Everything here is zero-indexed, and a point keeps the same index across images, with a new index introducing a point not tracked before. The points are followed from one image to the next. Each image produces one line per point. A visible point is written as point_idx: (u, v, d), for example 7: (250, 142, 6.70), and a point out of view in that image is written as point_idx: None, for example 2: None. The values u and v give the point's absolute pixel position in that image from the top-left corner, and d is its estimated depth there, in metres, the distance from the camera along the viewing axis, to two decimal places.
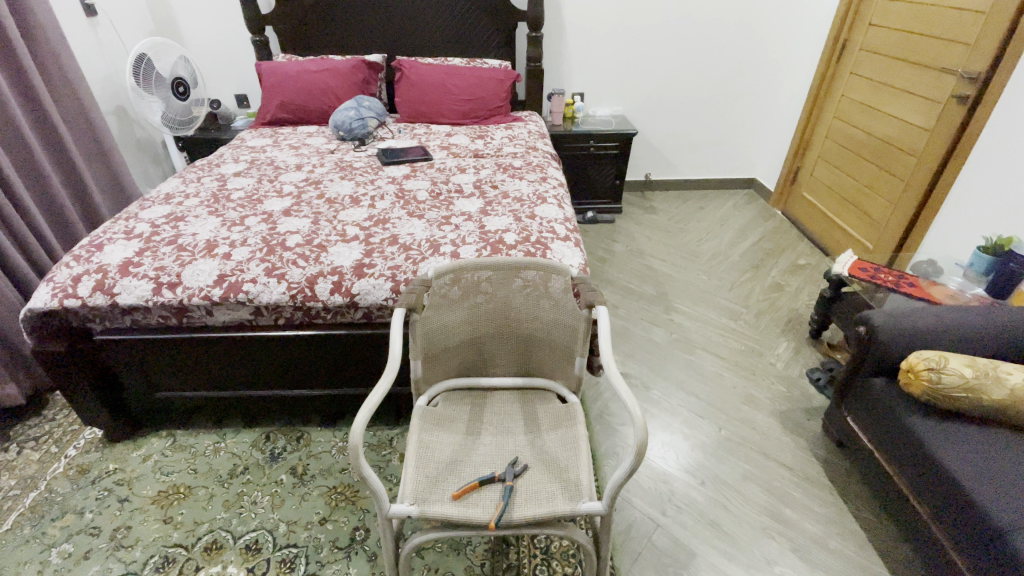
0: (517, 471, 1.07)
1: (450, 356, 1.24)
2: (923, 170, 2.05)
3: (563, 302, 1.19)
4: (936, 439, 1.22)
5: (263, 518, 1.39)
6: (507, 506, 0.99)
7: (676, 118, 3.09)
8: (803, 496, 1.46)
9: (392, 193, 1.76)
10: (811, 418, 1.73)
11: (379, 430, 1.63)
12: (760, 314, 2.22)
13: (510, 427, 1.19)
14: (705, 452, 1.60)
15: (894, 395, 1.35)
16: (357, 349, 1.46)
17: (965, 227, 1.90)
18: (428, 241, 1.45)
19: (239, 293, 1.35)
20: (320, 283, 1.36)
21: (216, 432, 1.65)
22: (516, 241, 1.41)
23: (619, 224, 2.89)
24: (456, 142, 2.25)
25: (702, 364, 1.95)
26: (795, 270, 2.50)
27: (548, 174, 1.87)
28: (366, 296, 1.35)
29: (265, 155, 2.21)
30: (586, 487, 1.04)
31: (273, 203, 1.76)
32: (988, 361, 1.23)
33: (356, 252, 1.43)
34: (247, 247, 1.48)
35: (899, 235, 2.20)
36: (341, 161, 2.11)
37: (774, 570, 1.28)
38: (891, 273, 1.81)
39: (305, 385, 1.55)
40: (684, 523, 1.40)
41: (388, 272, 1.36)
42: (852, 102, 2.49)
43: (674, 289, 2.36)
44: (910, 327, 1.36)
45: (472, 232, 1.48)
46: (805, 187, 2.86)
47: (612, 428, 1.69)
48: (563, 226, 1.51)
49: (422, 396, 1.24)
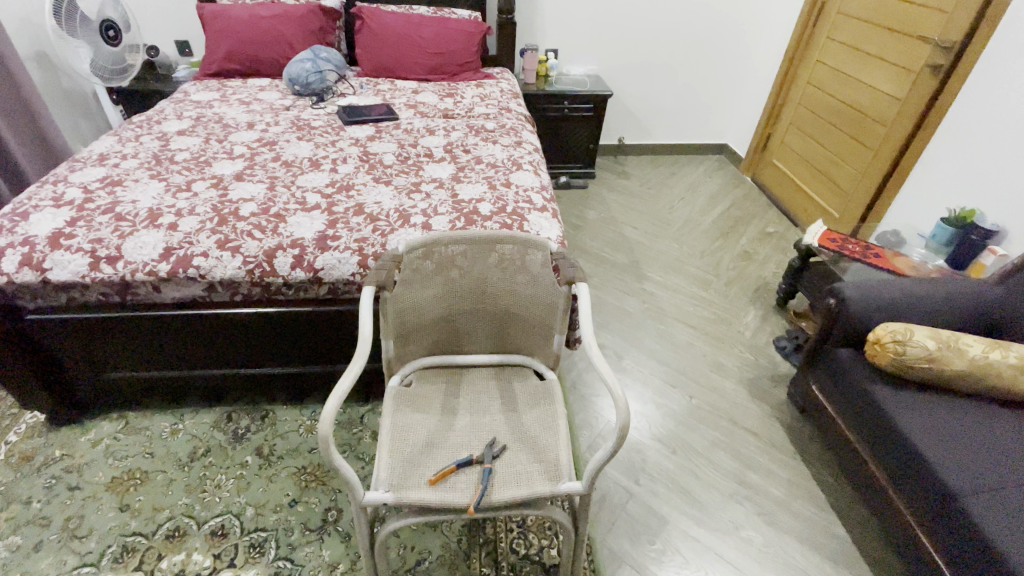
0: (495, 454, 1.04)
1: (423, 334, 1.18)
2: (892, 141, 2.07)
3: (541, 278, 1.14)
4: (897, 407, 1.27)
5: (229, 502, 1.34)
6: (485, 489, 0.97)
7: (651, 79, 3.01)
8: (767, 461, 1.51)
9: (355, 156, 1.63)
10: (777, 385, 1.78)
11: (349, 407, 1.57)
12: (730, 282, 2.24)
13: (487, 407, 1.15)
14: (675, 420, 1.63)
15: (859, 365, 1.39)
16: (324, 326, 1.38)
17: (928, 198, 1.94)
18: (397, 211, 1.35)
19: (189, 268, 1.24)
20: (279, 257, 1.25)
21: (173, 414, 1.56)
22: (491, 212, 1.33)
23: (593, 190, 2.83)
24: (424, 101, 2.11)
25: (673, 333, 1.96)
26: (764, 238, 2.53)
27: (523, 138, 1.78)
28: (331, 272, 1.26)
29: (212, 112, 2.02)
30: (566, 467, 1.02)
31: (223, 165, 1.62)
32: (950, 333, 1.27)
33: (319, 222, 1.32)
34: (196, 217, 1.35)
35: (865, 204, 2.23)
36: (298, 118, 1.95)
37: (741, 533, 1.33)
38: (859, 244, 1.83)
39: (268, 363, 1.47)
40: (657, 492, 1.42)
41: (354, 245, 1.26)
42: (826, 68, 2.47)
43: (646, 257, 2.35)
44: (878, 298, 1.39)
45: (445, 201, 1.38)
46: (775, 154, 2.86)
47: (586, 398, 1.69)
48: (540, 196, 1.43)
49: (394, 376, 1.19)
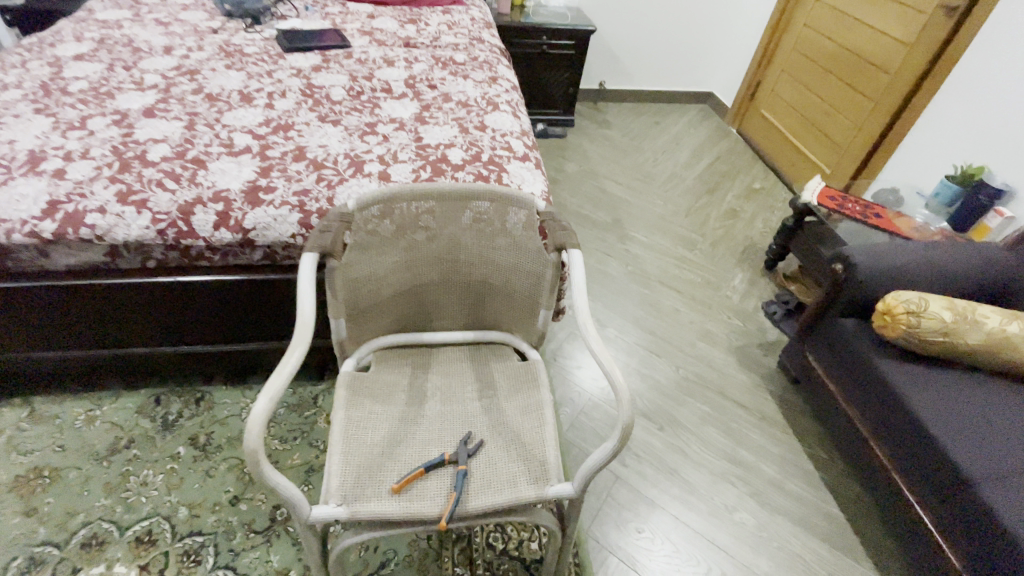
0: (472, 453, 0.88)
1: (383, 310, 0.98)
2: (895, 92, 1.93)
3: (524, 242, 0.96)
4: (905, 384, 1.17)
5: (157, 502, 1.14)
6: (459, 498, 0.81)
7: (637, 16, 2.73)
8: (758, 437, 1.42)
9: (296, 89, 1.35)
10: (766, 353, 1.68)
11: (299, 388, 1.38)
12: (716, 243, 2.10)
13: (460, 394, 0.98)
14: (662, 394, 1.51)
15: (864, 336, 1.28)
16: (262, 297, 1.16)
17: (930, 153, 1.82)
18: (347, 156, 1.11)
19: (81, 227, 0.99)
20: (199, 214, 1.01)
21: (90, 398, 1.33)
22: (463, 160, 1.11)
23: (571, 140, 2.60)
24: (381, 27, 1.80)
25: (659, 299, 1.82)
26: (751, 195, 2.39)
27: (498, 73, 1.53)
28: (264, 233, 1.02)
29: (120, 33, 1.66)
30: (553, 466, 0.87)
31: (130, 98, 1.31)
32: (966, 303, 1.17)
33: (249, 169, 1.08)
34: (90, 161, 1.08)
35: (859, 160, 2.11)
36: (227, 43, 1.62)
37: (734, 517, 1.24)
38: (858, 203, 1.70)
39: (199, 340, 1.24)
40: (644, 473, 1.31)
41: (293, 198, 1.02)
42: (826, 8, 2.27)
43: (629, 215, 2.17)
44: (888, 264, 1.27)
45: (406, 145, 1.15)
46: (764, 104, 2.68)
47: (566, 372, 1.55)
48: (520, 141, 1.22)
49: (348, 359, 0.99)
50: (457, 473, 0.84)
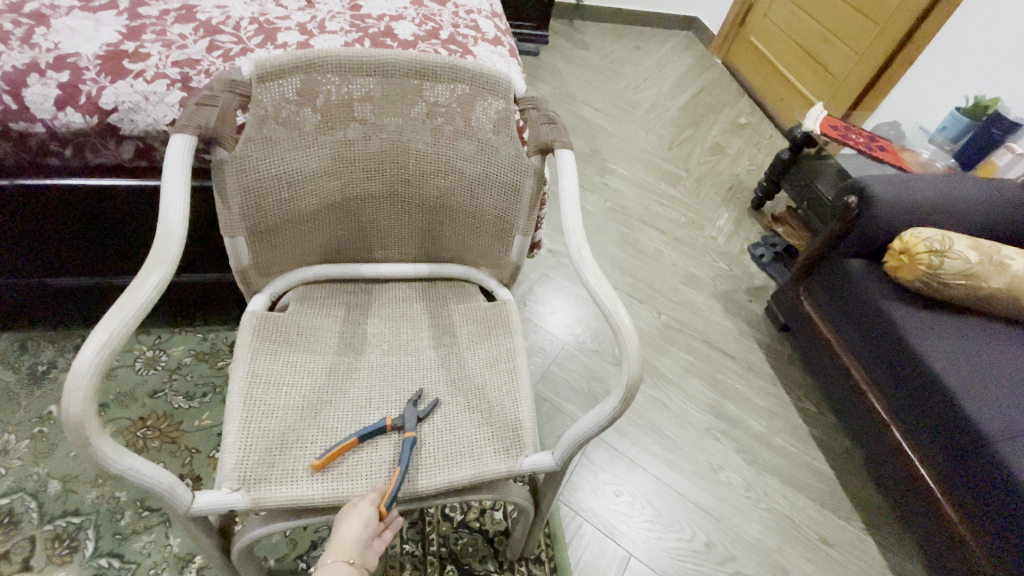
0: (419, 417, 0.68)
1: (303, 232, 0.74)
2: (905, 13, 1.74)
3: (494, 144, 0.72)
4: (918, 331, 1.04)
5: (20, 475, 0.89)
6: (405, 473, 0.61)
7: None
8: (745, 389, 1.30)
9: None
10: (753, 300, 1.54)
11: (214, 333, 1.12)
12: (701, 179, 1.91)
13: (409, 342, 0.76)
14: (643, 342, 1.35)
15: (873, 279, 1.14)
16: (144, 214, 0.88)
17: (941, 83, 1.68)
18: (254, 22, 0.82)
19: None
20: (33, 85, 0.71)
21: None
22: (414, 36, 0.84)
23: (545, 59, 2.30)
24: None
25: (639, 238, 1.64)
26: (737, 130, 2.20)
27: None
28: (129, 117, 0.74)
29: None
30: (529, 432, 0.69)
31: None
32: (990, 243, 1.03)
33: (111, 29, 0.77)
34: None
35: (858, 92, 1.94)
36: None
37: (720, 476, 1.12)
38: (862, 135, 1.53)
39: (69, 270, 0.95)
40: (623, 430, 1.16)
41: (172, 71, 0.74)
42: None
43: (609, 145, 1.94)
44: (907, 196, 1.11)
45: (337, 13, 0.86)
46: (753, 30, 2.44)
47: (537, 317, 1.36)
48: (490, 22, 0.95)
49: (258, 295, 0.75)
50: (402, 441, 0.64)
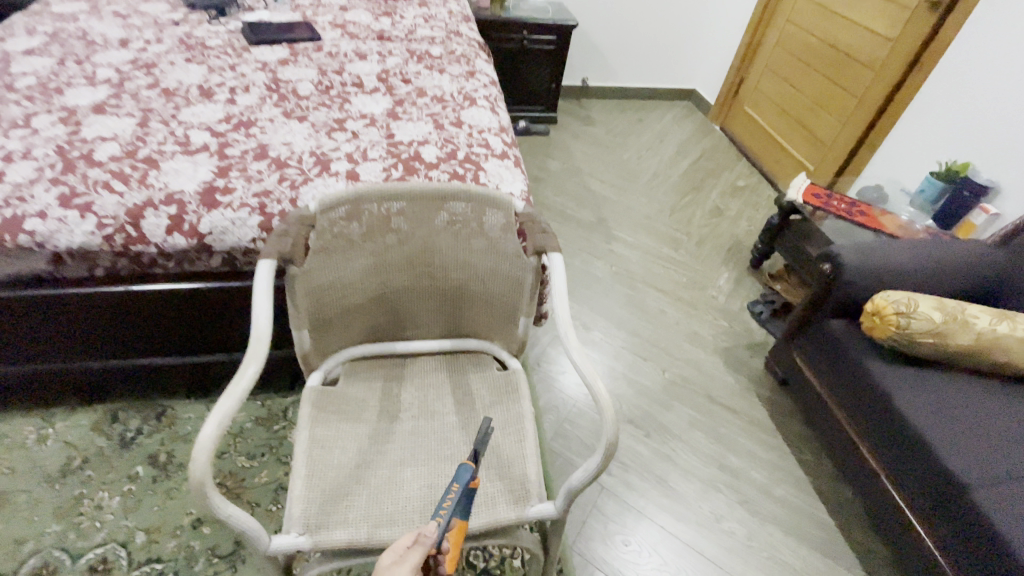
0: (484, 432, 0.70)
1: (351, 320, 0.92)
2: (879, 87, 1.92)
3: (502, 245, 0.90)
4: (896, 387, 1.14)
5: (113, 527, 1.06)
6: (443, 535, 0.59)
7: (618, 12, 2.68)
8: (748, 442, 1.39)
9: (261, 84, 1.28)
10: (754, 355, 1.65)
11: (268, 400, 1.30)
12: (702, 241, 2.07)
13: (435, 408, 0.92)
14: (649, 399, 1.47)
15: (854, 338, 1.25)
16: (223, 307, 1.09)
17: (917, 149, 1.82)
18: (313, 155, 1.05)
19: (20, 234, 0.90)
20: (149, 217, 0.94)
21: (40, 415, 1.23)
22: (437, 158, 1.05)
23: (554, 137, 2.54)
24: (354, 20, 1.71)
25: (644, 299, 1.78)
26: (735, 192, 2.37)
27: (476, 68, 1.47)
28: (220, 238, 0.95)
29: (73, 25, 1.56)
30: (535, 485, 0.82)
31: (79, 94, 1.21)
32: (955, 303, 1.14)
33: (206, 169, 1.00)
34: (32, 162, 0.99)
35: (844, 157, 2.09)
36: (189, 37, 1.53)
37: (723, 526, 1.21)
38: (844, 201, 1.67)
39: (158, 352, 1.16)
40: (631, 483, 1.27)
41: (253, 200, 0.96)
42: (809, 3, 2.25)
43: (614, 214, 2.13)
44: (877, 263, 1.24)
45: (376, 142, 1.09)
46: (747, 100, 2.65)
47: (551, 378, 1.50)
48: (499, 138, 1.16)
49: (313, 373, 0.92)
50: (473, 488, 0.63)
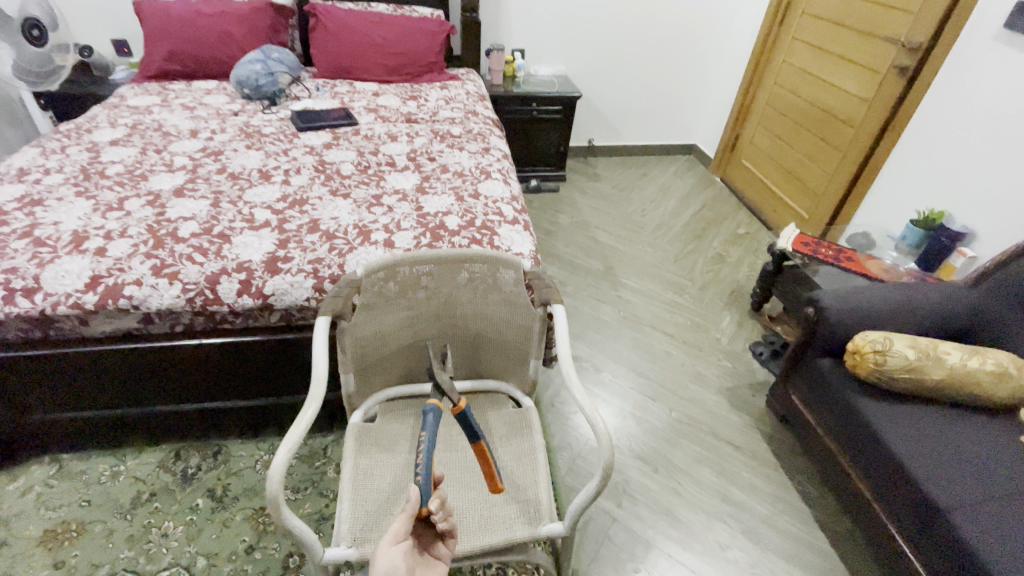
0: (432, 372, 0.85)
1: (388, 365, 1.09)
2: (860, 143, 2.09)
3: (514, 297, 1.06)
4: (880, 420, 1.24)
5: (177, 553, 1.20)
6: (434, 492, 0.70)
7: (620, 80, 2.95)
8: (751, 476, 1.48)
9: (310, 167, 1.51)
10: (756, 394, 1.75)
11: (310, 439, 1.46)
12: (705, 287, 2.21)
13: (459, 441, 1.06)
14: (656, 436, 1.58)
15: (841, 376, 1.36)
16: (277, 355, 1.27)
17: (899, 198, 1.96)
18: (356, 227, 1.25)
19: (119, 299, 1.10)
20: (224, 283, 1.13)
21: (114, 454, 1.40)
22: (459, 226, 1.25)
23: (564, 193, 2.76)
24: (385, 104, 1.98)
25: (651, 342, 1.92)
26: (736, 240, 2.52)
27: (491, 144, 1.69)
28: (281, 298, 1.15)
29: (150, 117, 1.84)
30: (546, 507, 0.95)
31: (162, 179, 1.45)
32: (927, 342, 1.26)
33: (269, 242, 1.21)
34: (128, 239, 1.20)
35: (835, 205, 2.25)
36: (247, 125, 1.80)
37: (728, 555, 1.29)
38: (831, 248, 1.83)
39: (221, 396, 1.34)
40: (640, 515, 1.37)
41: (308, 266, 1.15)
42: (793, 68, 2.47)
43: (621, 263, 2.29)
44: (856, 306, 1.37)
45: (408, 215, 1.29)
46: (744, 154, 2.85)
47: (564, 417, 1.62)
48: (511, 207, 1.36)
49: (356, 411, 1.09)
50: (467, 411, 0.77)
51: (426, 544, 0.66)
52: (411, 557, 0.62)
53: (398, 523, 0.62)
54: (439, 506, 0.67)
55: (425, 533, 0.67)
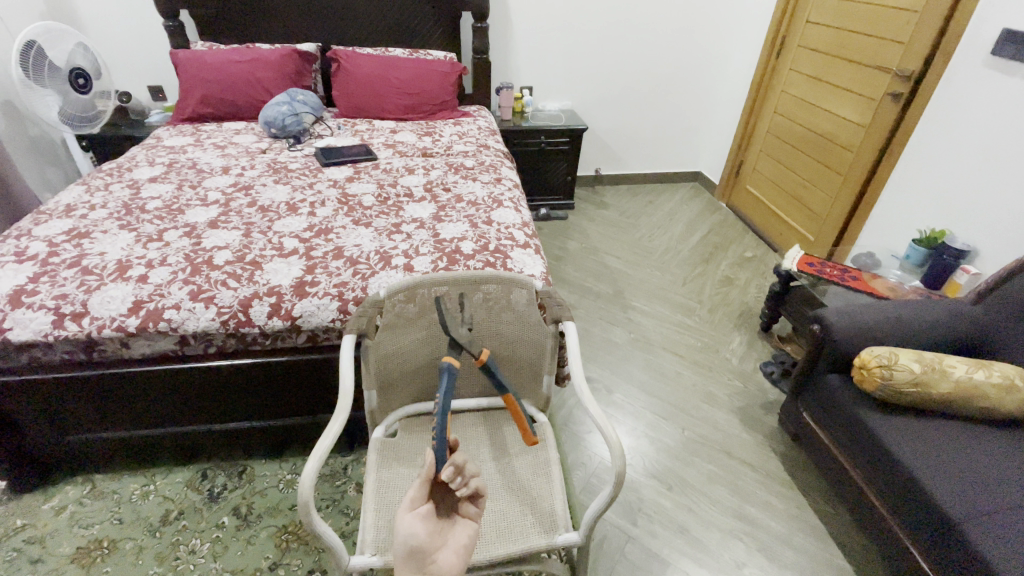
0: (446, 328, 0.84)
1: (408, 382, 1.14)
2: (860, 166, 2.15)
3: (527, 316, 1.12)
4: (889, 433, 1.25)
5: (204, 570, 1.24)
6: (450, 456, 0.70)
7: (625, 113, 3.07)
8: (765, 494, 1.49)
9: (333, 199, 1.61)
10: (768, 413, 1.77)
11: (331, 459, 1.51)
12: (713, 309, 2.25)
13: (476, 454, 1.11)
14: (669, 455, 1.59)
15: (849, 391, 1.38)
16: (302, 376, 1.33)
17: (901, 219, 2.01)
18: (378, 253, 1.33)
19: (160, 322, 1.18)
20: (255, 306, 1.21)
21: (144, 474, 1.45)
22: (474, 250, 1.33)
23: (573, 221, 2.85)
24: (402, 140, 2.11)
25: (661, 363, 1.95)
26: (743, 263, 2.57)
27: (502, 174, 1.79)
28: (309, 319, 1.22)
29: (185, 156, 1.97)
30: (561, 517, 0.99)
31: (197, 212, 1.56)
32: (933, 356, 1.28)
33: (297, 268, 1.29)
34: (167, 267, 1.29)
35: (839, 227, 2.29)
36: (274, 162, 1.92)
37: (744, 572, 1.29)
38: (836, 268, 1.86)
39: (247, 416, 1.40)
40: (655, 532, 1.38)
41: (333, 290, 1.23)
42: (792, 98, 2.56)
43: (630, 287, 2.35)
44: (860, 323, 1.40)
45: (426, 241, 1.37)
46: (748, 180, 2.93)
47: (578, 436, 1.65)
48: (522, 232, 1.44)
49: (377, 427, 1.14)
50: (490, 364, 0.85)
51: (455, 504, 0.70)
52: (434, 520, 0.65)
53: (413, 492, 0.64)
54: (455, 474, 0.67)
55: (450, 495, 0.70)
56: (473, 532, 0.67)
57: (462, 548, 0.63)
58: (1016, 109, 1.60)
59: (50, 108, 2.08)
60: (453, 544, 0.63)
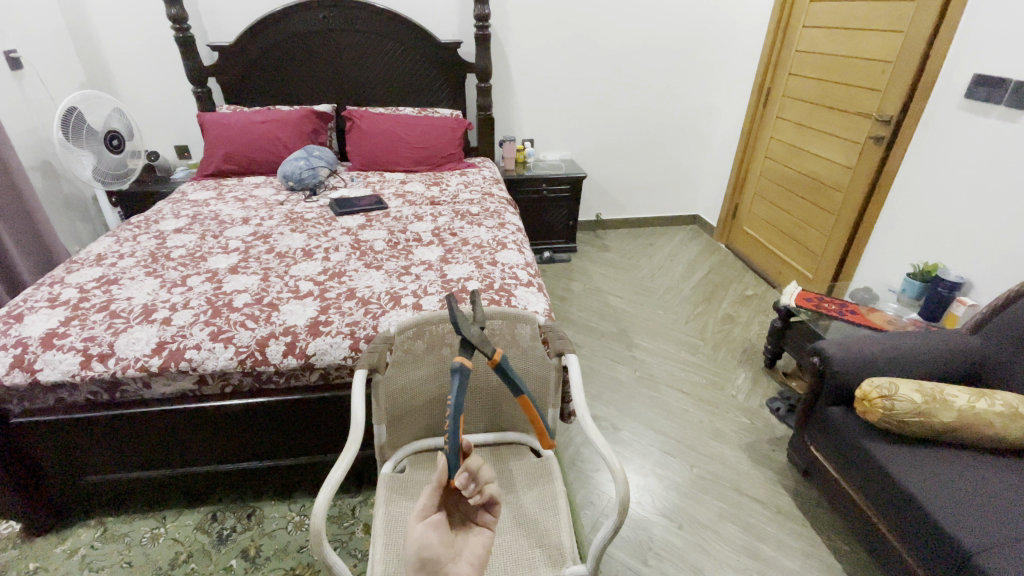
0: (458, 327, 0.85)
1: (417, 417, 1.18)
2: (851, 205, 2.23)
3: (531, 351, 1.17)
4: (896, 464, 1.26)
5: None
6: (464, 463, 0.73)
7: (623, 161, 3.22)
8: (777, 531, 1.46)
9: (347, 244, 1.70)
10: (777, 449, 1.76)
11: (340, 500, 1.52)
12: (717, 346, 2.27)
13: None
14: (679, 492, 1.58)
15: (853, 423, 1.39)
16: (313, 413, 1.37)
17: (895, 254, 2.07)
18: (388, 293, 1.40)
19: (181, 362, 1.24)
20: (272, 345, 1.27)
21: (155, 517, 1.47)
22: (479, 289, 1.39)
23: (576, 263, 2.93)
24: (411, 190, 2.23)
25: (667, 400, 1.96)
26: (745, 301, 2.61)
27: (506, 219, 1.88)
28: (321, 357, 1.27)
29: (208, 209, 2.09)
30: (569, 549, 0.99)
31: (218, 259, 1.65)
32: (934, 386, 1.30)
33: (311, 309, 1.36)
34: (190, 310, 1.36)
35: (836, 264, 2.35)
36: (291, 212, 2.03)
37: None
38: (834, 302, 1.91)
39: (259, 456, 1.43)
40: (667, 572, 1.36)
41: (346, 328, 1.29)
42: (781, 143, 2.69)
43: (634, 326, 2.39)
44: (859, 355, 1.43)
45: (434, 281, 1.45)
46: (744, 222, 3.02)
47: (586, 475, 1.65)
48: (525, 272, 1.51)
49: (387, 462, 1.17)
50: (501, 361, 0.89)
51: (469, 513, 0.72)
52: (447, 529, 0.67)
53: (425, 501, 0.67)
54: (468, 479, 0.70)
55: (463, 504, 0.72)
56: (487, 541, 0.70)
57: (476, 559, 0.66)
58: (991, 149, 1.69)
59: (85, 166, 2.23)
60: (468, 554, 0.66)
